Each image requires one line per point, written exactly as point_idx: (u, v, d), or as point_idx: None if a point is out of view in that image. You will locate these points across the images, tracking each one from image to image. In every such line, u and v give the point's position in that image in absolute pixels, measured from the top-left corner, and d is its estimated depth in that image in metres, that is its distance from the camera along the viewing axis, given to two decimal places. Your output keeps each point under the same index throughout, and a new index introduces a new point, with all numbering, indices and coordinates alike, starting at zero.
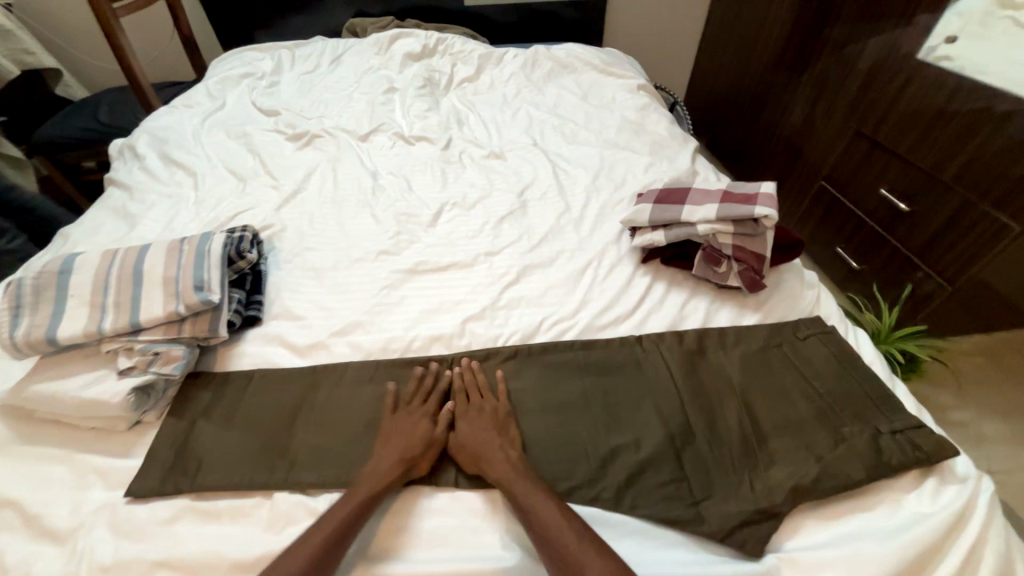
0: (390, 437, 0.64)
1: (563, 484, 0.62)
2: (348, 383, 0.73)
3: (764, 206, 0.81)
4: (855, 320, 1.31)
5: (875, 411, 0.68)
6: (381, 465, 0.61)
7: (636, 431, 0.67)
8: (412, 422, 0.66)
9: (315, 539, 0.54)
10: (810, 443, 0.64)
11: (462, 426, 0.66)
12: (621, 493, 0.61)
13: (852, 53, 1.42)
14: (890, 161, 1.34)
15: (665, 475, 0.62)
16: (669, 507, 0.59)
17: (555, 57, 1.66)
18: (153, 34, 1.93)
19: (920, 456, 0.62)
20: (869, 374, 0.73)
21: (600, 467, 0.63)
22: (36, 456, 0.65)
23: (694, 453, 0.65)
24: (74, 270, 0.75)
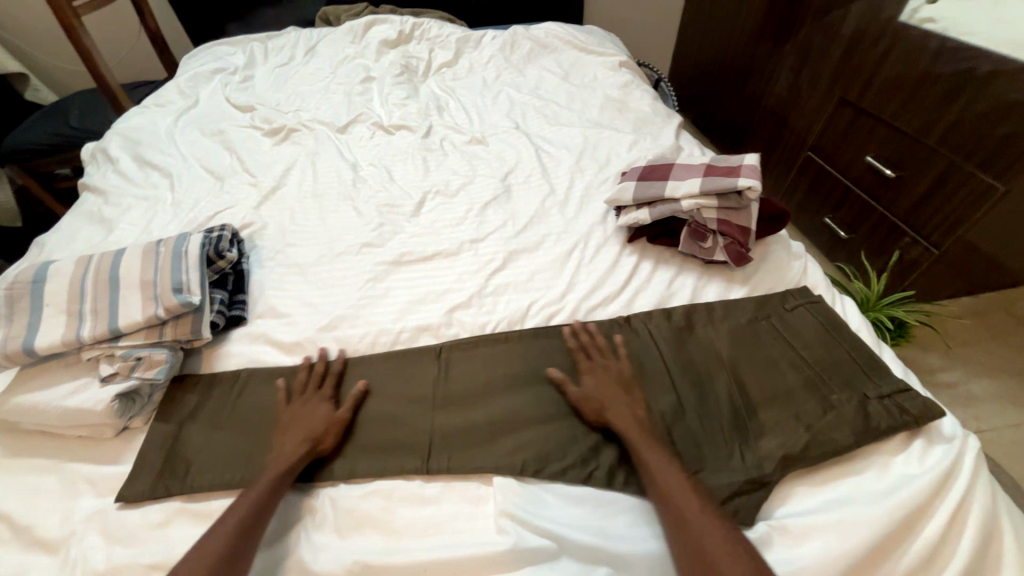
0: (289, 424, 0.65)
1: (553, 465, 0.62)
2: (348, 380, 0.73)
3: (747, 177, 0.80)
4: (844, 289, 1.31)
5: (863, 378, 0.68)
6: (284, 450, 0.62)
7: None
8: (308, 409, 0.67)
9: (230, 524, 0.54)
10: (799, 411, 0.65)
11: (587, 381, 0.68)
12: (614, 471, 0.61)
13: (835, 20, 1.40)
14: (875, 128, 1.33)
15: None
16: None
17: (534, 37, 1.62)
18: (119, 32, 1.87)
19: (907, 419, 0.63)
20: (858, 341, 0.73)
21: (592, 447, 0.63)
22: (22, 468, 0.64)
23: (687, 427, 0.65)
24: (48, 278, 0.74)
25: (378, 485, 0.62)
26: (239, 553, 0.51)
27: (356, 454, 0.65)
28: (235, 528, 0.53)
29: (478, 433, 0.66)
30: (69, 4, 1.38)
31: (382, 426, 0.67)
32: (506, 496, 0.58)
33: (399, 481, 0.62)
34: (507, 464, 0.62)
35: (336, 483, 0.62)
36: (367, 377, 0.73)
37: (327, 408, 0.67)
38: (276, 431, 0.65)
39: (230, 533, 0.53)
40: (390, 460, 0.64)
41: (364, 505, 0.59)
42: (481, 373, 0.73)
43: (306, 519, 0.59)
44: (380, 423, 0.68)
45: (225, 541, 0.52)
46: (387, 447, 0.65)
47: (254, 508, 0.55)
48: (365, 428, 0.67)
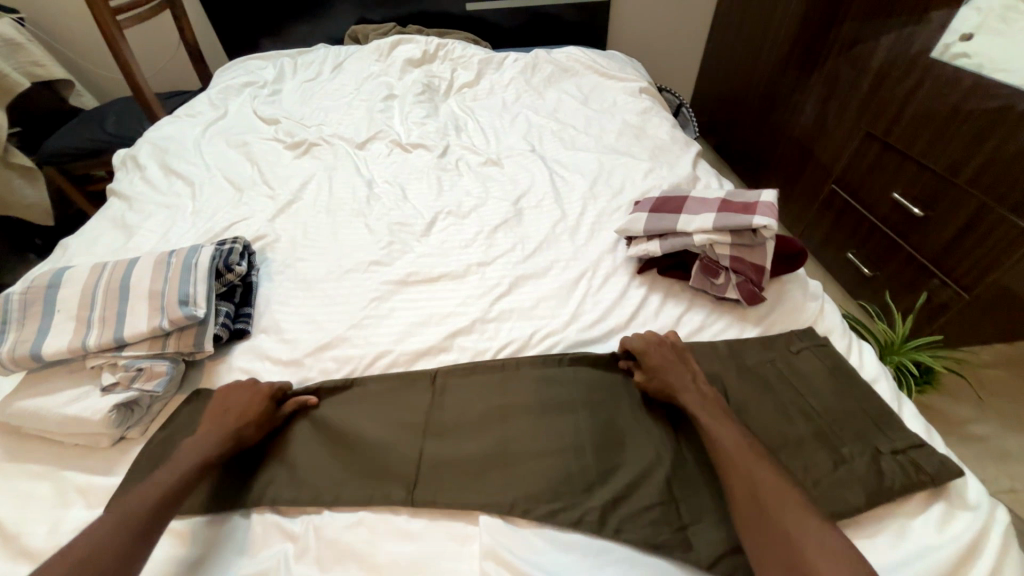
0: (223, 411, 0.66)
1: (544, 507, 0.59)
2: (342, 404, 0.72)
3: (764, 215, 0.77)
4: (866, 328, 1.25)
5: (875, 430, 0.64)
6: (209, 437, 0.63)
7: (631, 456, 0.64)
8: (247, 399, 0.68)
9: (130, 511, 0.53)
10: (808, 463, 0.61)
11: (651, 361, 0.72)
12: (606, 515, 0.58)
13: (863, 52, 1.38)
14: (902, 164, 1.29)
15: (652, 498, 0.60)
16: (655, 531, 0.57)
17: (555, 60, 1.64)
18: (159, 44, 1.96)
19: (924, 479, 0.58)
20: (869, 392, 0.69)
21: (585, 489, 0.60)
22: (18, 473, 0.64)
23: (687, 477, 0.62)
24: (62, 284, 0.75)
25: (362, 516, 0.60)
26: (141, 538, 0.52)
27: (346, 480, 0.63)
28: (146, 509, 0.54)
29: (472, 468, 0.63)
30: (113, 17, 1.46)
31: (371, 456, 0.65)
32: (493, 537, 0.57)
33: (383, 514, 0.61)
34: (497, 502, 0.60)
35: (321, 511, 0.61)
36: (356, 404, 0.72)
37: (266, 403, 0.68)
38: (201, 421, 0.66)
39: (148, 514, 0.54)
40: (372, 488, 0.62)
41: (346, 535, 0.58)
42: (477, 405, 0.71)
43: (287, 546, 0.58)
44: (370, 452, 0.66)
45: (135, 521, 0.53)
46: (371, 475, 0.64)
47: (167, 493, 0.56)
48: (353, 454, 0.66)
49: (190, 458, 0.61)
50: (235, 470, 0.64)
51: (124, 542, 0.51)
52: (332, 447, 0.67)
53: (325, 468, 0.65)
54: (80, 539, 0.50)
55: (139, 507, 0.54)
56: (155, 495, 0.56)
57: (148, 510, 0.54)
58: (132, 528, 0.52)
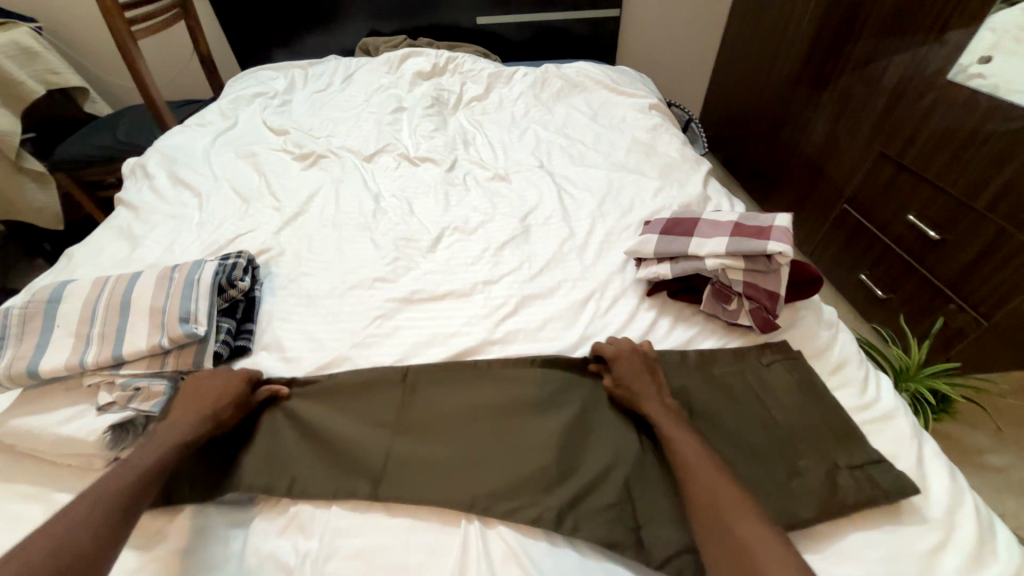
0: (195, 398, 0.67)
1: (504, 505, 0.60)
2: (329, 416, 0.70)
3: (778, 241, 0.75)
4: (879, 353, 1.22)
5: (834, 443, 0.63)
6: (187, 421, 0.64)
7: (596, 459, 0.64)
8: (216, 388, 0.68)
9: (101, 496, 0.53)
10: (764, 474, 0.61)
11: (618, 368, 0.72)
12: (564, 514, 0.59)
13: (877, 70, 1.36)
14: (918, 186, 1.27)
15: (609, 498, 0.60)
16: (610, 531, 0.57)
17: (564, 75, 1.63)
18: (173, 54, 1.98)
19: (878, 494, 0.57)
20: (834, 405, 0.68)
21: (545, 489, 0.61)
22: (10, 493, 0.63)
23: (645, 479, 0.62)
24: (63, 298, 0.75)
25: (360, 547, 0.57)
26: (123, 519, 0.52)
27: (337, 496, 0.62)
28: (116, 498, 0.53)
29: (440, 469, 0.64)
30: (127, 28, 1.47)
31: (336, 461, 0.66)
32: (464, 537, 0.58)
33: (351, 509, 0.62)
34: (457, 500, 0.60)
35: (312, 537, 0.59)
36: (327, 409, 0.71)
37: (243, 388, 0.69)
38: (175, 407, 0.67)
39: (117, 502, 0.53)
40: (345, 484, 0.63)
41: (343, 570, 0.55)
42: (448, 405, 0.71)
43: None
44: (334, 455, 0.66)
45: (103, 509, 0.52)
46: (330, 477, 0.64)
47: (142, 478, 0.56)
48: (315, 458, 0.66)
49: (165, 442, 0.61)
50: (208, 462, 0.65)
51: (91, 532, 0.49)
52: (296, 451, 0.67)
53: (295, 464, 0.65)
54: (53, 523, 0.49)
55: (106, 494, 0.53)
56: (123, 484, 0.55)
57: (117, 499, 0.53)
58: (99, 519, 0.51)
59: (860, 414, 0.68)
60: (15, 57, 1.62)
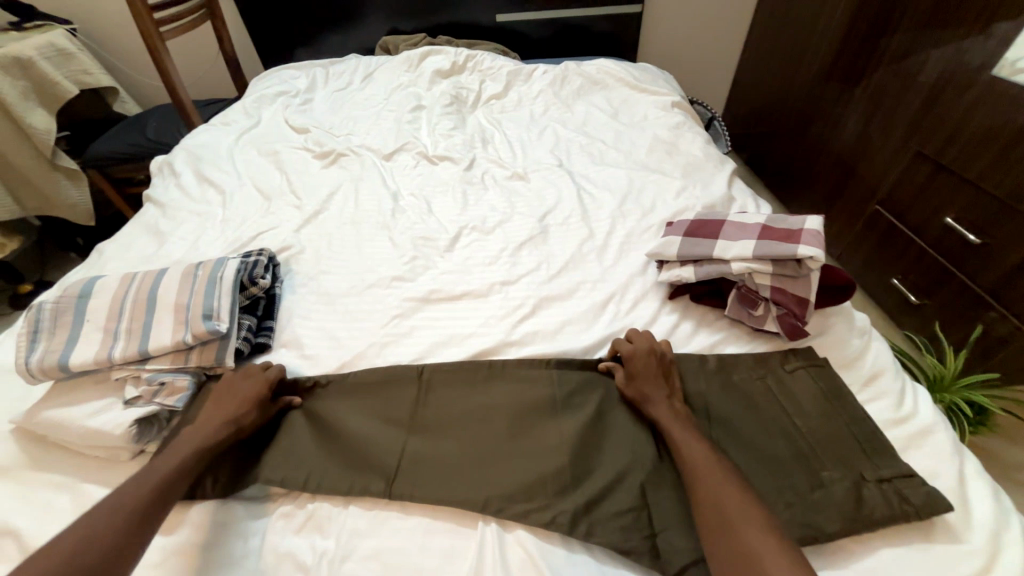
0: (221, 397, 0.68)
1: (518, 506, 0.59)
2: (347, 413, 0.71)
3: (809, 245, 0.73)
4: (911, 361, 1.17)
5: (860, 455, 0.60)
6: (212, 424, 0.65)
7: (613, 464, 0.63)
8: (238, 385, 0.70)
9: (130, 494, 0.54)
10: (786, 485, 0.58)
11: (633, 372, 0.70)
12: (578, 518, 0.57)
13: (915, 65, 1.30)
14: (958, 187, 1.21)
15: (625, 503, 0.59)
16: (624, 537, 0.56)
17: (585, 72, 1.61)
18: (200, 54, 2.03)
19: (908, 510, 0.54)
20: (860, 414, 0.65)
21: (558, 491, 0.60)
22: (42, 482, 0.65)
23: (661, 485, 0.60)
24: (93, 294, 0.76)
25: (378, 547, 0.57)
26: (149, 517, 0.53)
27: (354, 493, 0.62)
28: (134, 505, 0.53)
29: (453, 467, 0.64)
30: (157, 29, 1.51)
31: (346, 457, 0.66)
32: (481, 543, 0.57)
33: (363, 504, 0.62)
34: (469, 500, 0.60)
35: (327, 536, 0.59)
36: (346, 407, 0.72)
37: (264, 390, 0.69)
38: (204, 406, 0.68)
39: (136, 508, 0.53)
40: (357, 482, 0.63)
41: (359, 571, 0.55)
42: (462, 404, 0.71)
43: None
44: (344, 451, 0.67)
45: (122, 516, 0.52)
46: (341, 472, 0.64)
47: (169, 478, 0.57)
48: (326, 454, 0.67)
49: (188, 445, 0.62)
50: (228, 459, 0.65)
51: (109, 543, 0.49)
52: (306, 445, 0.67)
53: (313, 460, 0.66)
54: (85, 519, 0.51)
55: (127, 500, 0.53)
56: (142, 490, 0.55)
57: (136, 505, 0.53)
58: (118, 526, 0.51)
59: (896, 428, 0.65)
60: (51, 58, 1.67)
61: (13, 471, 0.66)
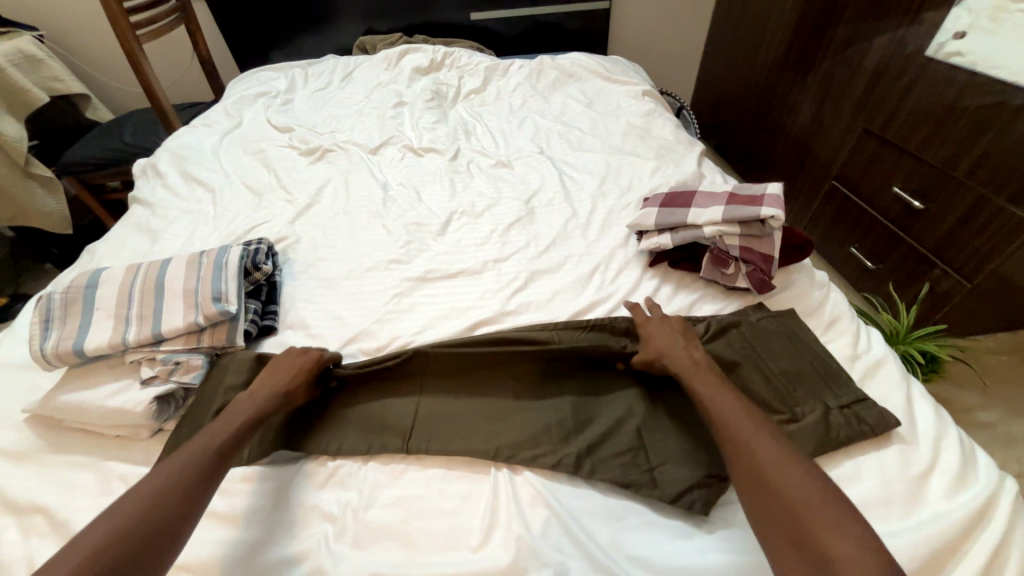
0: (277, 368, 0.71)
1: (526, 453, 0.65)
2: (378, 391, 0.74)
3: (771, 206, 0.81)
4: (872, 319, 1.27)
5: (824, 388, 0.68)
6: (257, 398, 0.66)
7: (613, 412, 0.69)
8: (292, 359, 0.72)
9: (183, 460, 0.56)
10: None
11: (649, 331, 0.76)
12: (581, 459, 0.63)
13: (858, 52, 1.42)
14: (901, 160, 1.32)
15: (624, 444, 0.65)
16: (625, 472, 0.62)
17: (559, 66, 1.68)
18: (173, 58, 2.02)
19: (865, 429, 0.62)
20: (823, 353, 0.73)
21: (563, 438, 0.66)
22: (63, 463, 0.67)
23: (657, 427, 0.67)
24: (100, 283, 0.79)
25: (398, 496, 0.62)
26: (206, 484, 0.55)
27: (384, 452, 0.67)
28: (174, 487, 0.53)
29: (468, 424, 0.69)
30: (132, 32, 1.51)
31: (360, 422, 0.70)
32: (500, 484, 0.63)
33: (382, 460, 0.67)
34: (480, 450, 0.65)
35: (350, 490, 0.63)
36: (369, 385, 0.75)
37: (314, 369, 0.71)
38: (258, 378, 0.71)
39: (172, 500, 0.52)
40: (375, 443, 0.67)
41: (382, 516, 0.60)
42: (469, 375, 0.75)
43: (327, 527, 0.59)
44: (358, 417, 0.71)
45: (180, 485, 0.54)
46: (359, 435, 0.68)
47: (224, 444, 0.60)
48: (339, 424, 0.70)
49: (239, 416, 0.63)
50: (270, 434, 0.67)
51: (173, 507, 0.52)
52: (324, 418, 0.71)
53: (353, 428, 0.70)
54: (140, 487, 0.53)
55: (163, 487, 0.53)
56: (195, 457, 0.57)
57: (176, 492, 0.53)
58: (172, 498, 0.52)
59: (853, 362, 0.73)
60: (20, 65, 1.64)
61: (32, 455, 0.68)
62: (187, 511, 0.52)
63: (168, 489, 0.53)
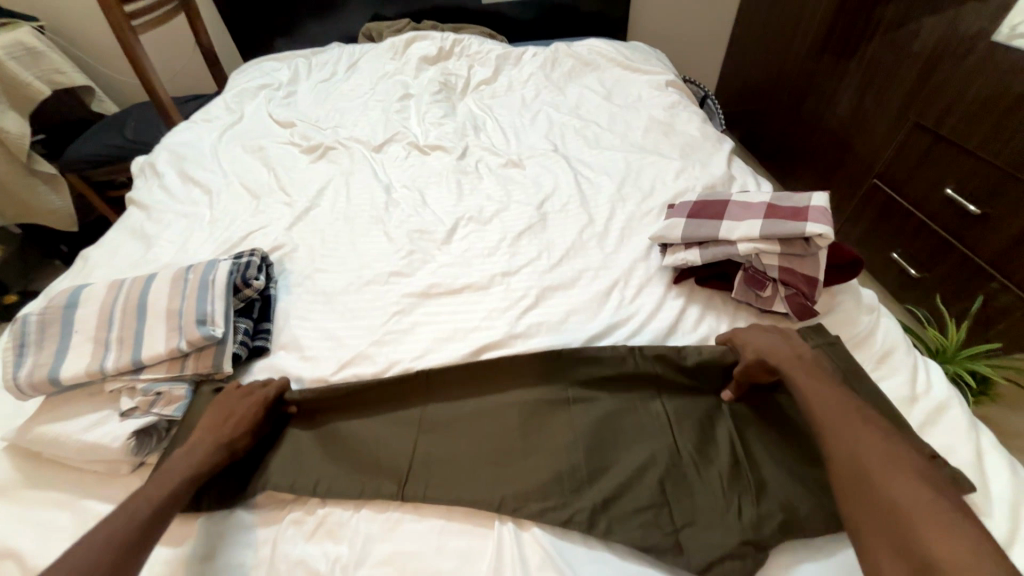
0: (215, 414, 0.64)
1: (533, 506, 0.58)
2: (368, 423, 0.68)
3: (818, 223, 0.72)
4: (915, 335, 1.17)
5: None
6: (197, 450, 0.61)
7: (630, 458, 0.62)
8: (232, 402, 0.66)
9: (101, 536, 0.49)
10: (806, 479, 0.59)
11: (756, 332, 0.70)
12: (595, 517, 0.56)
13: (908, 35, 1.29)
14: (956, 158, 1.20)
15: (643, 499, 0.57)
16: (645, 534, 0.55)
17: (576, 53, 1.57)
18: (176, 48, 1.96)
19: None
20: (881, 396, 0.63)
21: (574, 489, 0.59)
22: (38, 500, 0.63)
23: (684, 479, 0.59)
24: (80, 303, 0.74)
25: (392, 551, 0.56)
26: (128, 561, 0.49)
27: (376, 495, 0.61)
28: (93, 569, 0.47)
29: (468, 467, 0.62)
30: (128, 22, 1.44)
31: (353, 461, 0.64)
32: (504, 541, 0.56)
33: (375, 508, 0.61)
34: (483, 500, 0.58)
35: (340, 541, 0.58)
36: (359, 417, 0.69)
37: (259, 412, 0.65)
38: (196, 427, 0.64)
39: None
40: (365, 484, 0.62)
41: None
42: (467, 409, 0.69)
43: None
44: (350, 455, 0.65)
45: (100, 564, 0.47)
46: (351, 476, 0.63)
47: (155, 510, 0.53)
48: (334, 461, 0.65)
49: (173, 475, 0.57)
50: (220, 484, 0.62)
51: None
52: (314, 455, 0.65)
53: (343, 468, 0.64)
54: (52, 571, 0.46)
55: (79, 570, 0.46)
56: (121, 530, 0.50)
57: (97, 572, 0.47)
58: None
59: (912, 405, 0.64)
60: (20, 58, 1.60)
61: (8, 489, 0.64)
62: None
63: (99, 560, 0.47)
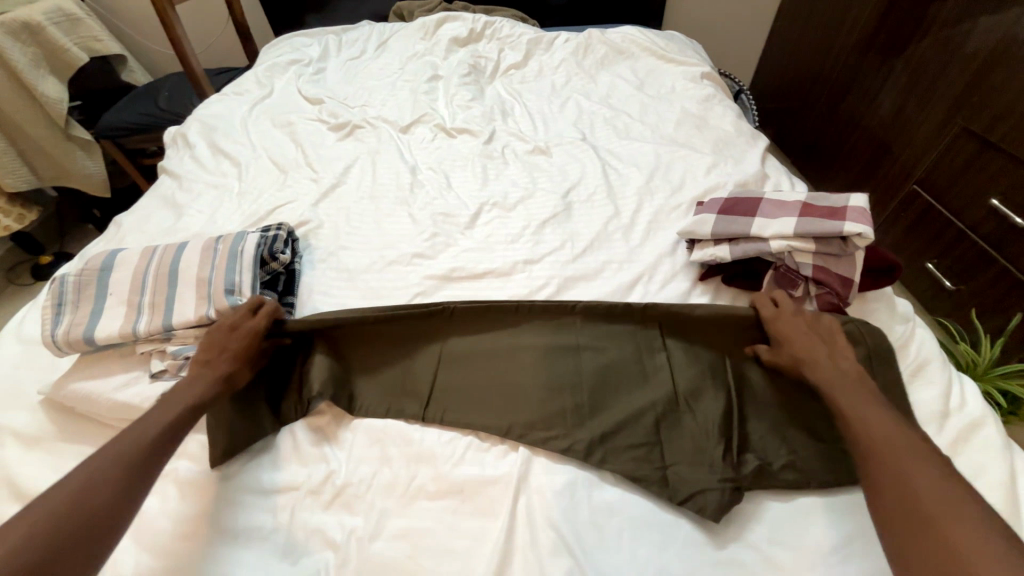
0: (208, 349, 0.65)
1: (535, 434, 0.63)
2: (399, 346, 0.74)
3: (855, 222, 0.70)
4: (945, 348, 1.14)
5: None
6: (198, 381, 0.62)
7: (630, 403, 0.66)
8: (229, 335, 0.67)
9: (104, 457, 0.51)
10: (787, 435, 0.63)
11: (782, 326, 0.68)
12: (593, 447, 0.61)
13: (962, 35, 1.23)
14: (1005, 167, 1.14)
15: (638, 438, 0.62)
16: (636, 467, 0.60)
17: (610, 41, 1.53)
18: (209, 20, 1.97)
19: None
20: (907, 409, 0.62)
21: (577, 421, 0.64)
22: (72, 454, 0.65)
23: (678, 423, 0.64)
24: (115, 266, 0.76)
25: (406, 527, 0.57)
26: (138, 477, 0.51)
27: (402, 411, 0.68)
28: (99, 484, 0.48)
29: (482, 394, 0.68)
30: None
31: (388, 380, 0.71)
32: (516, 519, 0.57)
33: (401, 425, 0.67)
34: (492, 426, 0.65)
35: (356, 514, 0.59)
36: (387, 344, 0.74)
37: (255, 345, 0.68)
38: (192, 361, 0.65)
39: (96, 496, 0.47)
40: (392, 403, 0.69)
41: (387, 550, 0.55)
42: (485, 345, 0.73)
43: (329, 557, 0.56)
44: (384, 375, 0.71)
45: (110, 479, 0.49)
46: (379, 396, 0.69)
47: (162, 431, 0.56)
48: (368, 380, 0.71)
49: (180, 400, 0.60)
50: (244, 402, 0.66)
51: (104, 499, 0.48)
52: (345, 375, 0.71)
53: (373, 388, 0.70)
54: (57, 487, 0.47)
55: (85, 485, 0.48)
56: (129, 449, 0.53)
57: (108, 485, 0.49)
58: (100, 491, 0.48)
59: (944, 422, 0.62)
60: (60, 24, 1.62)
61: (44, 441, 0.67)
62: (113, 515, 0.47)
63: (112, 461, 0.51)
